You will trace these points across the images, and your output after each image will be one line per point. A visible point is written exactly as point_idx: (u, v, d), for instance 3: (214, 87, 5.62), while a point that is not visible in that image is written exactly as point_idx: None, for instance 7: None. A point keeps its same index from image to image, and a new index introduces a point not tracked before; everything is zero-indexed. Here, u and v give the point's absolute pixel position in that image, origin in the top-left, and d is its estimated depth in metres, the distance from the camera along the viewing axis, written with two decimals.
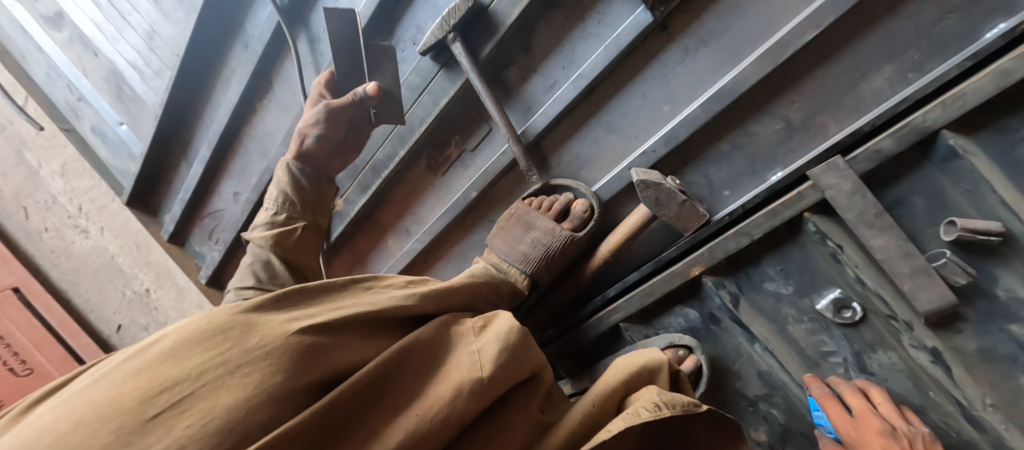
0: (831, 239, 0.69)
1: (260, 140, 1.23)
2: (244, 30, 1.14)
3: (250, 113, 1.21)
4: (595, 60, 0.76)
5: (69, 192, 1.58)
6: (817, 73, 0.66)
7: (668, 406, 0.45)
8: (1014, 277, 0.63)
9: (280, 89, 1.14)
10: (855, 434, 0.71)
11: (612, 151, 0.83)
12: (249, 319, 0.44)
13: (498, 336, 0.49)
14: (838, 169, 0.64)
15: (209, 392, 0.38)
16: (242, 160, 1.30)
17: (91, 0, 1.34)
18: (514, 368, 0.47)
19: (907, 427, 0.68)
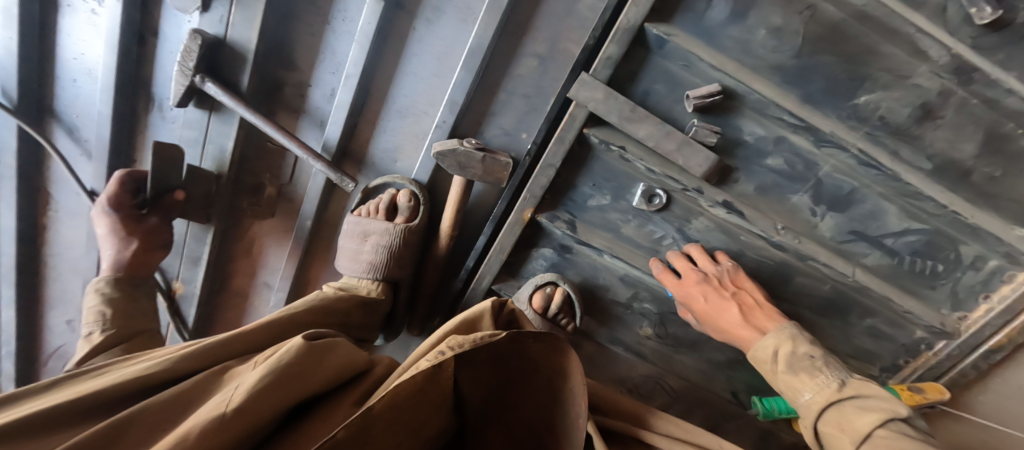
0: (613, 144, 0.77)
1: (69, 255, 1.10)
2: None
3: (40, 230, 1.09)
4: (354, 56, 0.77)
5: None
6: (541, 7, 0.73)
7: (455, 348, 0.47)
8: (749, 122, 0.75)
9: (60, 194, 1.05)
10: (683, 292, 0.82)
11: (412, 136, 0.85)
12: None
13: (265, 364, 0.46)
14: (588, 83, 0.71)
15: None
16: (57, 284, 1.14)
17: None
18: (278, 389, 0.44)
19: (716, 268, 0.82)
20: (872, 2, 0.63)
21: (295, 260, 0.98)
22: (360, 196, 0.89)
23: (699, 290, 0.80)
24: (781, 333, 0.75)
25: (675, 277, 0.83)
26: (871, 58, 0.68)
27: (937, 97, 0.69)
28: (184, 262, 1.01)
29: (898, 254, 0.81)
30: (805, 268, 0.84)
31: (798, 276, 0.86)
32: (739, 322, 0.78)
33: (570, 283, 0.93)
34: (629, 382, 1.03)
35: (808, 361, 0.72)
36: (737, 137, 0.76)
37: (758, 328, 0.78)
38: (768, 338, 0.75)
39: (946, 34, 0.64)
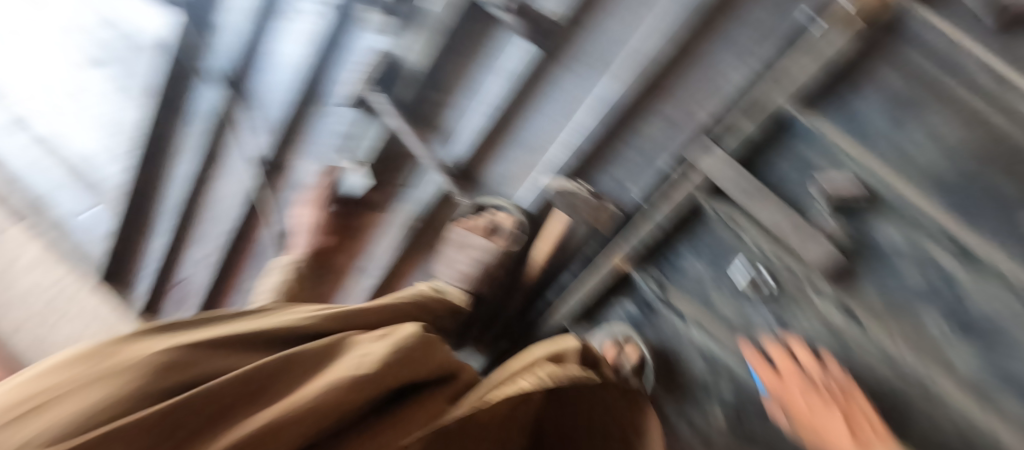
0: (730, 218, 0.74)
1: (219, 207, 1.31)
2: (190, 107, 1.25)
3: (203, 180, 1.30)
4: (501, 93, 0.87)
5: (53, 303, 1.73)
6: (681, 74, 0.75)
7: (554, 379, 0.51)
8: (886, 222, 0.63)
9: (227, 158, 1.25)
10: (778, 385, 0.73)
11: (526, 167, 0.90)
12: (95, 348, 0.37)
13: (391, 341, 0.46)
14: (708, 150, 0.72)
15: (75, 393, 0.32)
16: (204, 226, 1.36)
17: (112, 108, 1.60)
18: (409, 365, 0.44)
19: (825, 373, 0.69)
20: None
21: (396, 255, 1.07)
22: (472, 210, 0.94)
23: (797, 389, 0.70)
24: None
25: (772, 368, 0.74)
26: None
27: None
28: None
29: None
30: None
31: None
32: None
33: (648, 343, 0.91)
34: None
35: None
36: (884, 243, 0.64)
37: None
38: None
39: None
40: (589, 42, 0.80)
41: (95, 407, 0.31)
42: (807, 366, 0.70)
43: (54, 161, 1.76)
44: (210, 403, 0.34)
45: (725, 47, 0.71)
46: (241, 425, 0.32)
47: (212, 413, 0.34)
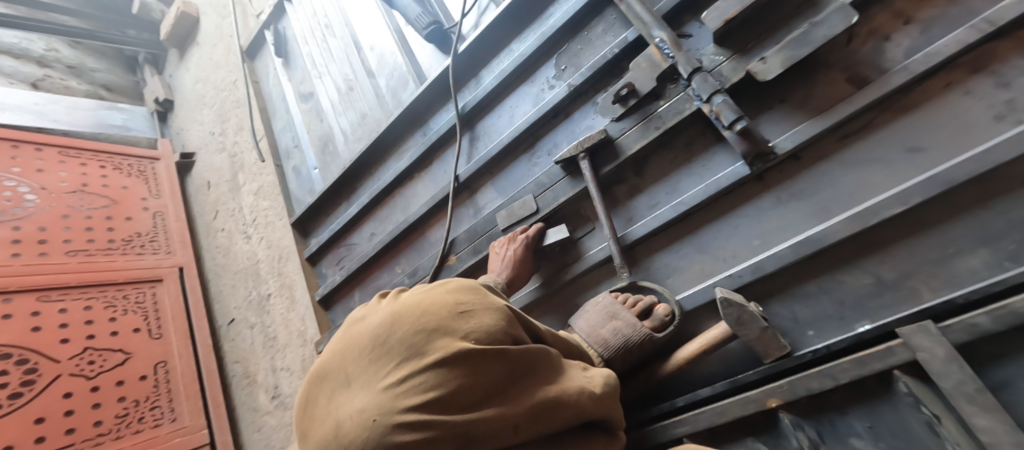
0: (925, 404, 0.66)
1: (378, 183, 1.37)
2: (398, 95, 1.35)
3: (381, 159, 1.39)
4: (696, 192, 0.88)
5: (214, 209, 1.90)
6: (907, 242, 0.73)
7: None
8: None
9: (405, 152, 1.33)
10: None
11: (698, 270, 0.90)
12: (475, 286, 0.65)
13: (604, 374, 0.68)
14: (931, 334, 0.65)
15: (473, 315, 0.60)
16: (361, 195, 1.44)
17: (314, 53, 1.64)
18: (613, 401, 0.66)
19: None
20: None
21: (525, 300, 1.06)
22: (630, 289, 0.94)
23: None
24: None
25: None
26: None
27: None
28: (469, 247, 1.12)
29: None
30: None
31: None
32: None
33: None
34: None
35: None
36: None
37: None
38: None
39: None
40: (809, 176, 0.81)
41: (487, 330, 0.59)
42: None
43: (244, 83, 1.87)
44: (526, 363, 0.59)
45: (972, 233, 0.68)
46: (539, 388, 0.59)
47: (522, 370, 0.59)
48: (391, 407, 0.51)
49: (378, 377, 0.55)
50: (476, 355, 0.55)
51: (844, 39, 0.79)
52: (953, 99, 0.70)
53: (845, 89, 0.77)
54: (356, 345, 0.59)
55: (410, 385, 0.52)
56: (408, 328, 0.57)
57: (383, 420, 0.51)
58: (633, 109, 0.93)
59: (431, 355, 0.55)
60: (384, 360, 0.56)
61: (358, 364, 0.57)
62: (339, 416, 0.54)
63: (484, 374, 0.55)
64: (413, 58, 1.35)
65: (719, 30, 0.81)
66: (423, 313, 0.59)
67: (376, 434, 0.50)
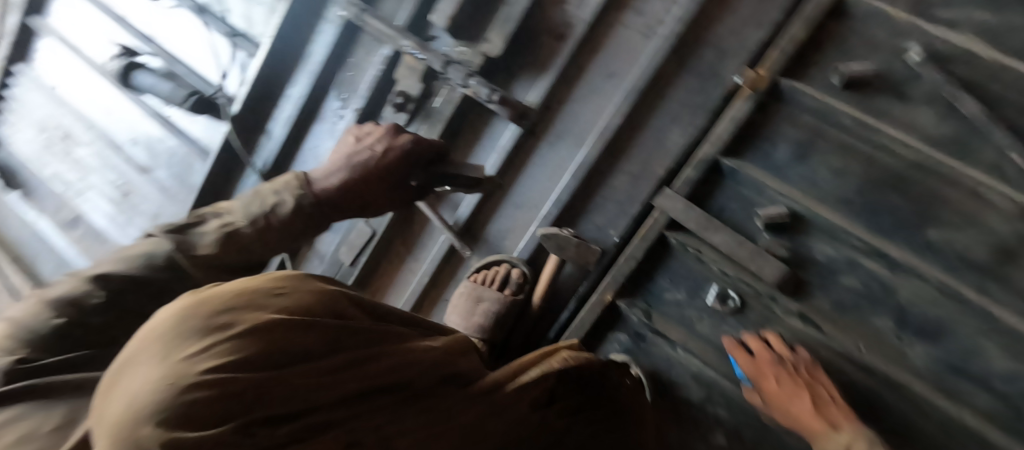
0: (690, 245, 0.91)
1: None
2: (188, 178, 1.27)
3: None
4: (492, 162, 1.07)
5: None
6: (635, 141, 0.99)
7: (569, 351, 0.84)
8: (819, 242, 0.85)
9: None
10: (753, 369, 0.82)
11: (521, 222, 1.10)
12: (303, 275, 0.59)
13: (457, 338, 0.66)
14: (670, 196, 0.91)
15: (294, 294, 0.53)
16: None
17: (68, 172, 1.45)
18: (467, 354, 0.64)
19: (792, 355, 0.80)
20: (929, 158, 0.73)
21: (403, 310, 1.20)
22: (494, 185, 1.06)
23: (772, 372, 0.79)
24: (863, 434, 0.69)
25: (748, 355, 0.84)
26: None
27: None
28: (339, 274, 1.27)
29: None
30: None
31: None
32: (820, 427, 0.71)
33: (644, 369, 1.00)
34: None
35: None
36: (811, 254, 0.86)
37: (832, 423, 0.71)
38: (841, 434, 0.70)
39: None
40: (563, 117, 1.03)
41: (308, 304, 0.53)
42: (777, 348, 0.82)
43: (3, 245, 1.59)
44: (357, 331, 0.54)
45: (667, 117, 0.96)
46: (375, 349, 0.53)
47: (354, 340, 0.53)
48: (185, 372, 0.41)
49: (168, 353, 0.43)
50: (301, 320, 0.49)
51: (538, 10, 1.02)
52: (618, 33, 0.98)
53: (554, 46, 1.01)
54: (146, 335, 0.46)
55: (210, 352, 0.43)
56: (214, 304, 0.47)
57: (177, 384, 0.40)
58: (415, 112, 1.07)
59: (239, 323, 0.46)
60: (179, 335, 0.44)
61: (143, 351, 0.44)
62: (121, 404, 0.41)
63: (314, 338, 0.49)
64: (187, 135, 1.27)
65: (449, 27, 0.97)
66: (234, 292, 0.50)
67: (165, 402, 0.39)
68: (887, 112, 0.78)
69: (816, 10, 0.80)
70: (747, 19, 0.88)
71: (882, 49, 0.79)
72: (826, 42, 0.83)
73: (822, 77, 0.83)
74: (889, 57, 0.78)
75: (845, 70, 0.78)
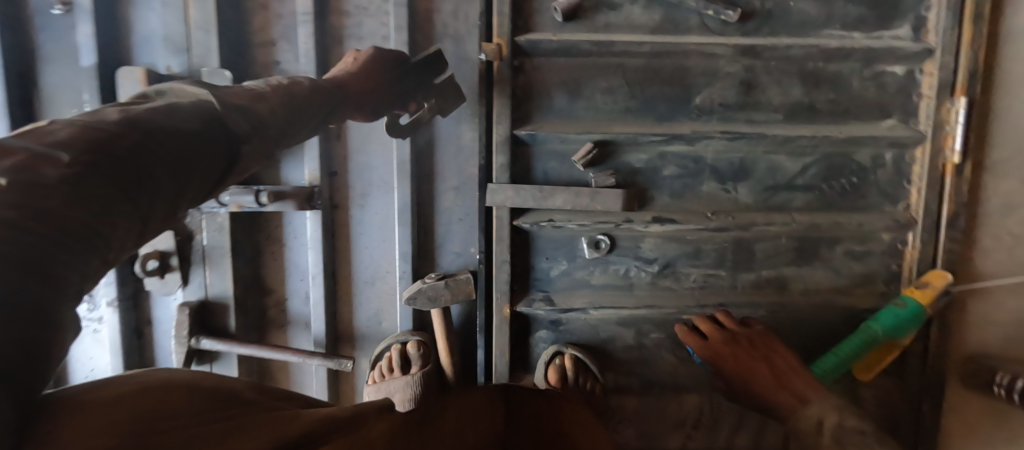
0: (541, 220, 0.92)
1: None
2: None
3: None
4: (315, 259, 0.96)
5: None
6: (436, 158, 0.95)
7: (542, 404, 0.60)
8: (630, 155, 0.94)
9: None
10: (710, 352, 0.87)
11: (384, 296, 1.00)
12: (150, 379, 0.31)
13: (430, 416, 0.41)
14: (497, 189, 0.90)
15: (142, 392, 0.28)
16: None
17: None
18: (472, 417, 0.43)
19: (742, 328, 0.89)
20: (657, 45, 0.89)
21: None
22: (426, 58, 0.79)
23: (728, 348, 0.85)
24: (824, 402, 0.74)
25: (701, 339, 0.89)
26: (684, 72, 0.92)
27: (746, 73, 0.92)
28: None
29: (813, 186, 0.95)
30: (756, 234, 0.95)
31: (757, 244, 0.96)
32: (784, 401, 0.77)
33: (575, 348, 0.96)
34: (687, 418, 0.98)
35: (857, 433, 0.67)
36: (631, 167, 0.94)
37: (799, 396, 0.76)
38: (811, 408, 0.73)
39: (715, 36, 0.90)
40: (354, 170, 0.96)
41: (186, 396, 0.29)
42: (728, 325, 0.90)
43: None
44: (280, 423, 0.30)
45: (448, 117, 0.94)
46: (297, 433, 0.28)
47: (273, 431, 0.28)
48: None
49: None
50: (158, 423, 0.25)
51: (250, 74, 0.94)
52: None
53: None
54: None
55: None
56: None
57: None
58: (185, 265, 0.95)
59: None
60: None
61: None
62: None
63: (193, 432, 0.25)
64: None
65: None
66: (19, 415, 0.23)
67: None
68: (609, 24, 0.90)
69: None
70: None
71: None
72: None
73: (546, 20, 0.89)
74: None
75: (558, 4, 0.87)
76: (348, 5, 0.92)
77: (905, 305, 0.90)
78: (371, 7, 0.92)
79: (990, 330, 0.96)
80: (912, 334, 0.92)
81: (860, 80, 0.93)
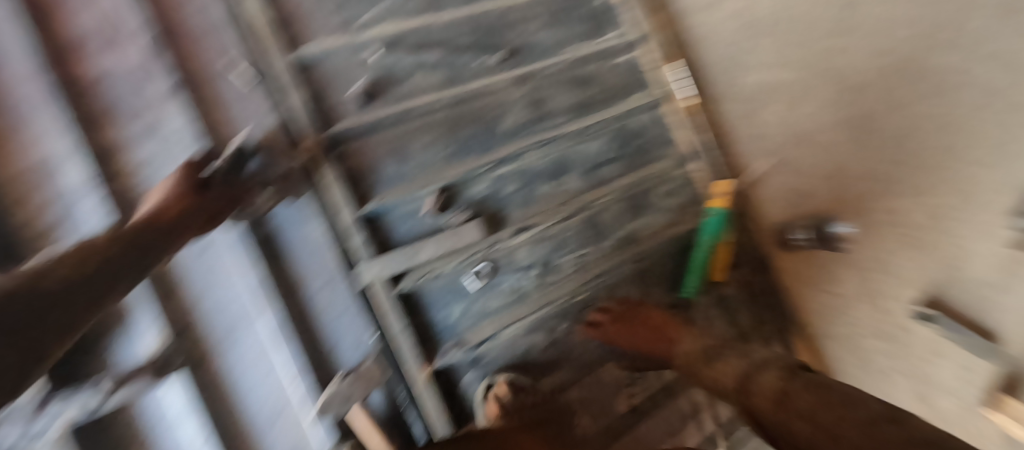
0: (419, 275, 0.97)
1: None
2: None
3: None
4: (196, 426, 0.85)
5: None
6: (292, 265, 0.95)
7: None
8: (472, 189, 1.05)
9: None
10: (604, 336, 1.01)
11: (291, 426, 0.92)
12: None
13: None
14: (365, 266, 0.93)
15: None
16: None
17: None
18: None
19: (617, 303, 1.04)
20: (452, 96, 1.03)
21: None
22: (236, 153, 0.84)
23: (616, 325, 0.99)
24: (686, 335, 0.89)
25: (594, 326, 1.02)
26: (483, 110, 1.08)
27: (529, 94, 1.12)
28: None
29: (614, 158, 1.17)
30: (598, 209, 1.11)
31: (603, 216, 1.12)
32: (662, 346, 0.92)
33: (505, 371, 1.00)
34: (622, 380, 1.07)
35: (712, 348, 0.81)
36: (477, 198, 1.05)
37: (668, 338, 0.92)
38: (679, 342, 0.88)
39: (491, 77, 1.09)
40: (210, 313, 0.90)
41: None
42: (608, 305, 1.05)
43: None
44: None
45: (291, 223, 0.95)
46: None
47: None
48: None
49: None
50: None
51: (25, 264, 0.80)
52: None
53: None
54: None
55: None
56: None
57: None
58: None
59: None
60: None
61: None
62: None
63: None
64: None
65: None
66: None
67: None
68: (405, 95, 1.03)
69: (288, 76, 0.93)
70: (250, 116, 0.93)
71: (355, 69, 1.01)
72: (322, 87, 0.98)
73: (347, 109, 0.99)
74: (363, 70, 1.01)
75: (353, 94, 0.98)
76: (137, 158, 0.88)
77: (714, 215, 1.12)
78: (163, 151, 0.89)
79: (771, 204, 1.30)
80: (730, 232, 1.16)
81: (606, 72, 1.20)
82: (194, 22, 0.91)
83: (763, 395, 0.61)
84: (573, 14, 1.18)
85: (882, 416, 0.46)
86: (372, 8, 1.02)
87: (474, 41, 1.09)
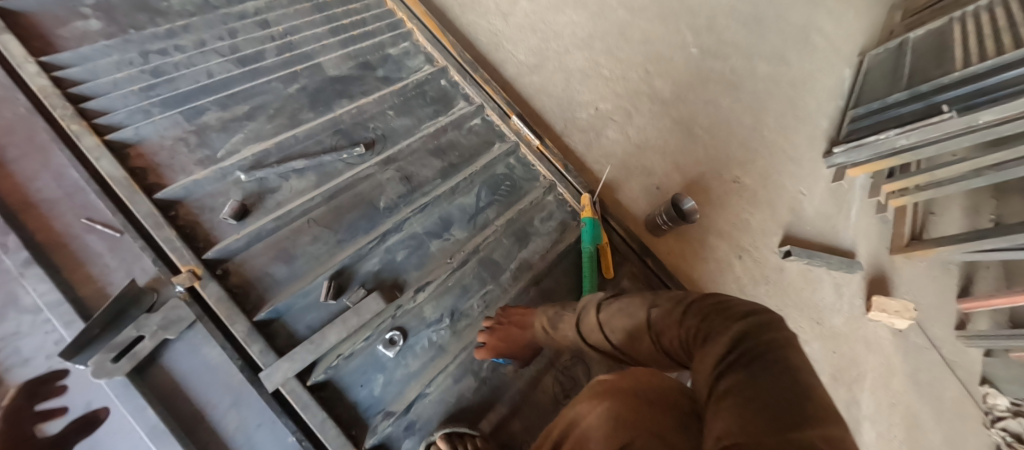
0: (329, 363, 0.99)
1: None
2: None
3: None
4: None
5: None
6: (193, 395, 0.93)
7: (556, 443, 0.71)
8: (364, 266, 1.11)
9: None
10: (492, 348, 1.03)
11: None
12: None
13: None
14: (269, 370, 0.93)
15: None
16: None
17: None
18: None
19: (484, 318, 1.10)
20: (324, 191, 1.12)
21: None
22: (123, 296, 0.91)
23: (494, 336, 1.04)
24: (541, 316, 0.99)
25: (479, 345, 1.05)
26: (359, 195, 1.17)
27: (399, 171, 1.23)
28: None
29: (492, 201, 1.28)
30: (488, 250, 1.21)
31: (495, 254, 1.21)
32: (531, 335, 1.00)
33: (441, 427, 1.00)
34: (555, 395, 1.12)
35: (566, 312, 0.93)
36: (372, 272, 1.11)
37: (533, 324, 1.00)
38: (542, 322, 0.98)
39: (360, 165, 1.19)
40: None
41: None
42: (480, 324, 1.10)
43: None
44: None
45: (182, 354, 0.95)
46: None
47: None
48: None
49: None
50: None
51: None
52: (25, 390, 0.85)
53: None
54: None
55: None
56: None
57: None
58: None
59: None
60: None
61: None
62: None
63: None
64: None
65: None
66: None
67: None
68: (279, 202, 1.10)
69: (151, 218, 0.98)
70: (120, 266, 0.97)
71: (227, 189, 1.08)
72: (196, 219, 1.04)
73: (224, 229, 1.05)
74: (234, 190, 1.08)
75: (226, 214, 1.04)
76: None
77: (586, 224, 1.26)
78: (28, 323, 0.89)
79: (638, 201, 1.47)
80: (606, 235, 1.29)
81: (461, 138, 1.35)
82: (46, 196, 0.97)
83: (606, 332, 0.77)
84: (419, 100, 1.36)
85: (673, 308, 0.65)
86: (231, 139, 1.12)
87: (337, 139, 1.21)
